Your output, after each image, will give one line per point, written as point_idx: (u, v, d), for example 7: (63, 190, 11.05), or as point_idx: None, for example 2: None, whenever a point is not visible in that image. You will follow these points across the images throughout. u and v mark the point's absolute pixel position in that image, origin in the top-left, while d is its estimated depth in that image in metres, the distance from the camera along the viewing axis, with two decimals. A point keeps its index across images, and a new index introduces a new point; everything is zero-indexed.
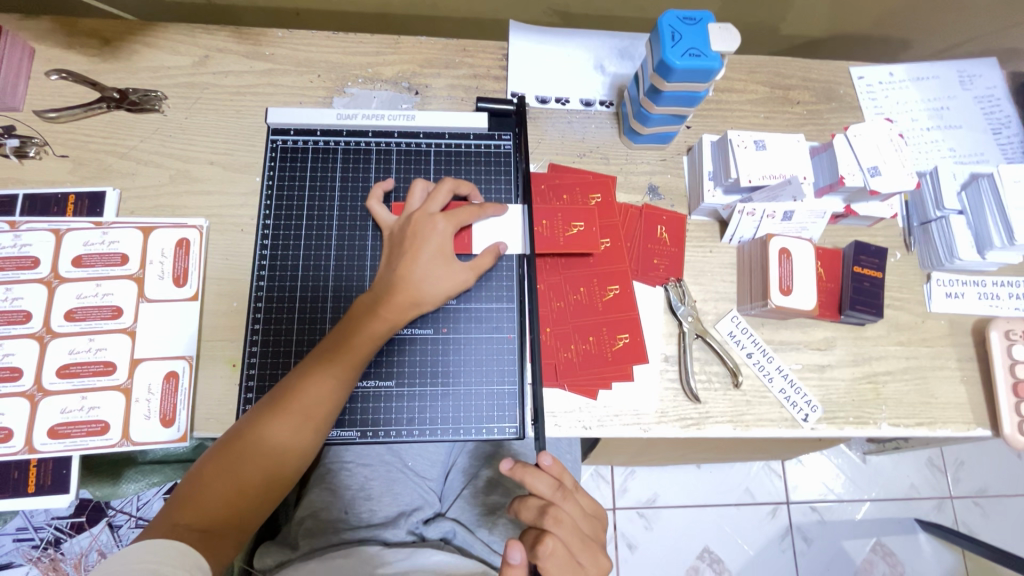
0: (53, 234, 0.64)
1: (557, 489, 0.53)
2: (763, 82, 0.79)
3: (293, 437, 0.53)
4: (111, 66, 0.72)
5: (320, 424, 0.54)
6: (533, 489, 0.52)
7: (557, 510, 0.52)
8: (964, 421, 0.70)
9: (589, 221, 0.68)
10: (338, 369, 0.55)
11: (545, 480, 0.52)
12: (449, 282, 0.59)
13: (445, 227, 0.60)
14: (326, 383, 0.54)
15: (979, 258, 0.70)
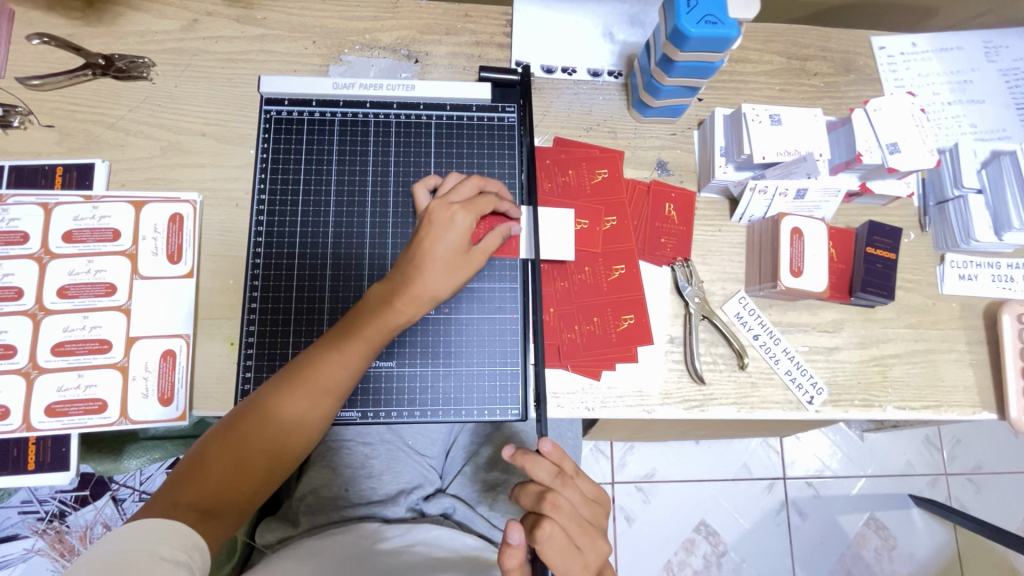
0: (41, 208, 0.62)
1: (558, 475, 0.52)
2: (780, 52, 0.76)
3: (298, 421, 0.53)
4: (95, 29, 0.69)
5: (325, 411, 0.54)
6: (535, 475, 0.51)
7: (558, 497, 0.51)
8: (970, 404, 0.69)
9: (595, 219, 0.68)
10: (352, 355, 0.53)
11: (545, 466, 0.52)
12: (455, 276, 0.56)
13: (464, 219, 0.56)
14: (340, 367, 0.53)
15: (996, 239, 0.68)
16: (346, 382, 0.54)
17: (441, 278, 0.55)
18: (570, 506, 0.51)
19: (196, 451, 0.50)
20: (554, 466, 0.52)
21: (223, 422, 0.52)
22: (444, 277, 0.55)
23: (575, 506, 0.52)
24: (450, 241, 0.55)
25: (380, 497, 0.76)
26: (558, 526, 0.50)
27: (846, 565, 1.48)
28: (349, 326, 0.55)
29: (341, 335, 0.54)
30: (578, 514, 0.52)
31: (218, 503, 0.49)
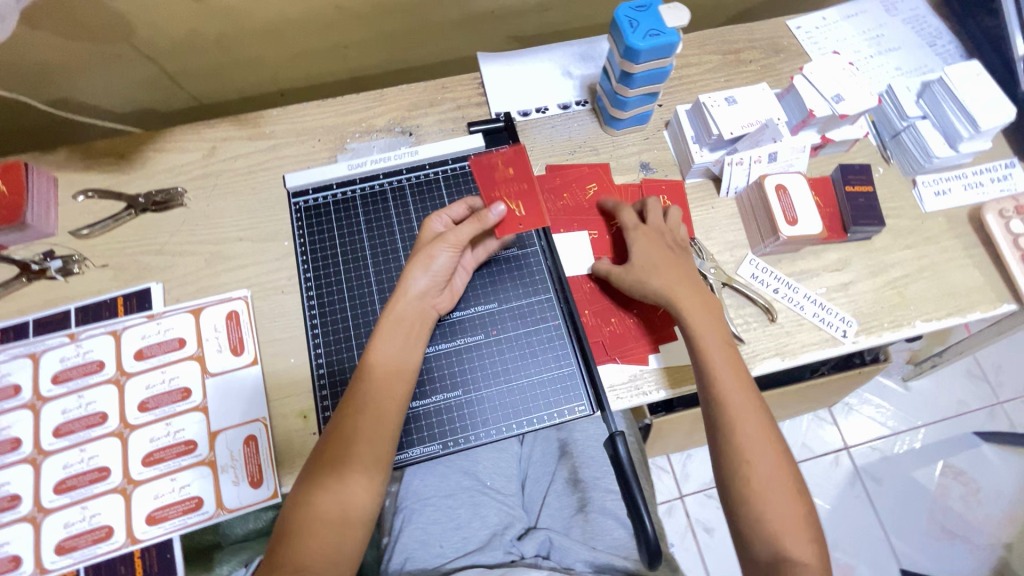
0: (111, 336, 0.68)
1: (672, 263, 0.66)
2: (715, 51, 0.87)
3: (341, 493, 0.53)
4: (130, 176, 0.78)
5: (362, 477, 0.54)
6: (646, 276, 0.65)
7: (671, 278, 0.65)
8: (989, 302, 0.74)
9: (603, 225, 0.75)
10: (358, 471, 0.54)
11: (657, 246, 0.67)
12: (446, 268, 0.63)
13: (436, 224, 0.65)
14: (359, 474, 0.54)
15: (953, 151, 0.76)
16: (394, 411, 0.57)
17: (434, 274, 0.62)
18: (678, 285, 0.64)
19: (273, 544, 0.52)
20: (665, 258, 0.66)
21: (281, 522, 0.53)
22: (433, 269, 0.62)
23: (687, 282, 0.65)
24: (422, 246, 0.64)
25: (474, 544, 0.77)
26: (682, 299, 0.63)
27: (938, 521, 1.44)
28: (323, 454, 0.55)
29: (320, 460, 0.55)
30: (693, 288, 0.65)
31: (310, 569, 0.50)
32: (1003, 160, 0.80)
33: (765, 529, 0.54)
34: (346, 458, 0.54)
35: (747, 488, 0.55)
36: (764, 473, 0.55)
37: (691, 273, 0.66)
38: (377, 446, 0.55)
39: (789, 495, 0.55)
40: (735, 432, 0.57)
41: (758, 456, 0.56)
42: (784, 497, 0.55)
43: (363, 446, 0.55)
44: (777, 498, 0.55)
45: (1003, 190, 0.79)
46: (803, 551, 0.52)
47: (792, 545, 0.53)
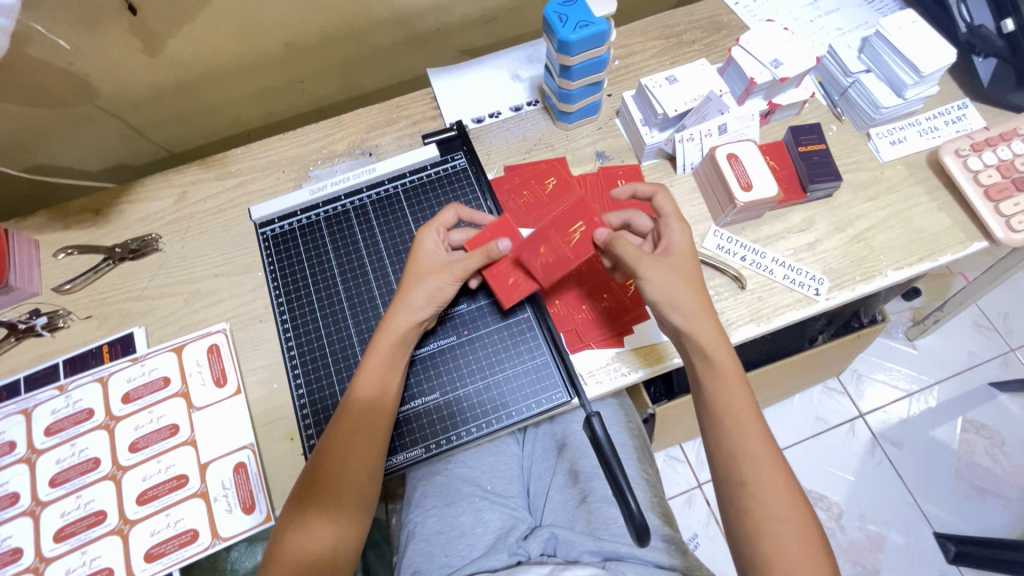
0: (98, 383, 0.69)
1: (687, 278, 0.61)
2: (657, 37, 0.89)
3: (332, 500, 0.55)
4: (107, 229, 0.81)
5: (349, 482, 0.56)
6: (662, 290, 0.60)
7: (681, 294, 0.60)
8: (960, 242, 0.73)
9: None
10: (347, 474, 0.56)
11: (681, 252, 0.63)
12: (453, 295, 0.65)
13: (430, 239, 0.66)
14: (349, 478, 0.56)
15: (901, 100, 0.77)
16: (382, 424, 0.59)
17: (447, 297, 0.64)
18: (693, 306, 0.60)
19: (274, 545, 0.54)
20: (686, 268, 0.62)
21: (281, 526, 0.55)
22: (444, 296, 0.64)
23: (703, 306, 0.60)
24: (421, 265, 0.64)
25: (479, 550, 0.76)
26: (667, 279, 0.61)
27: (966, 478, 1.40)
28: (311, 483, 0.56)
29: (302, 497, 0.56)
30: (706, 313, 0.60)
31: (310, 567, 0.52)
32: (954, 102, 0.81)
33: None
34: (335, 464, 0.56)
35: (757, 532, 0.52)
36: (778, 515, 0.52)
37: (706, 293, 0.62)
38: (362, 480, 0.56)
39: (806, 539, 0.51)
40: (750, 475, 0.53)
41: (771, 502, 0.52)
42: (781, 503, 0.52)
43: (350, 452, 0.56)
44: (792, 542, 0.51)
45: (959, 131, 0.79)
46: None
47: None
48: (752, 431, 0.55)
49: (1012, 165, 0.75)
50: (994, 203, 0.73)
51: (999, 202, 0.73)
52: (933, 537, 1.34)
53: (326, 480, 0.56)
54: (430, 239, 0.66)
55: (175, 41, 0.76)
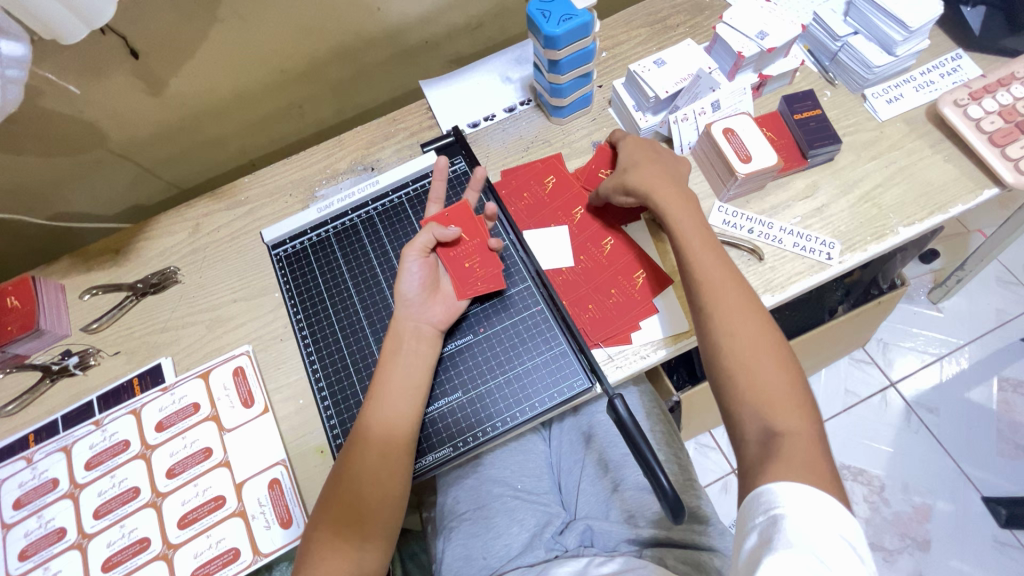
0: (131, 415, 0.71)
1: (656, 161, 0.71)
2: (642, 25, 0.90)
3: (362, 497, 0.57)
4: (128, 266, 0.83)
5: (375, 478, 0.58)
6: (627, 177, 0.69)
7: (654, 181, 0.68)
8: (970, 191, 0.72)
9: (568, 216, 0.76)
10: (374, 473, 0.58)
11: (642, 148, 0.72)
12: (422, 273, 0.67)
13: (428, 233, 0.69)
14: (377, 476, 0.58)
15: (892, 57, 0.77)
16: (409, 426, 0.61)
17: (414, 280, 0.67)
18: (657, 185, 0.68)
19: (306, 540, 0.57)
20: (648, 157, 0.71)
21: (311, 526, 0.58)
22: (411, 275, 0.67)
23: (665, 181, 0.69)
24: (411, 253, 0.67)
25: (517, 549, 0.76)
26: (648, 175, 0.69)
27: (1008, 438, 1.37)
28: (340, 481, 0.58)
29: (330, 503, 0.58)
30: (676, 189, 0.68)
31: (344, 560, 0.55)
32: (948, 54, 0.81)
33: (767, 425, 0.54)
34: (360, 464, 0.58)
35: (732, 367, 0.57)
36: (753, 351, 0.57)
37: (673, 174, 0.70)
38: (389, 475, 0.58)
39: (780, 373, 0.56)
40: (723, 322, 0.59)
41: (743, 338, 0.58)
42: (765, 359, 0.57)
43: (374, 451, 0.59)
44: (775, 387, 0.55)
45: (956, 82, 0.78)
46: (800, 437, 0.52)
47: (782, 420, 0.53)
48: (721, 282, 0.61)
49: (1014, 109, 0.74)
50: (1000, 149, 0.72)
51: (1005, 147, 0.72)
52: (982, 502, 1.31)
53: (353, 478, 0.58)
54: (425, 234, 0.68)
55: (177, 80, 0.79)
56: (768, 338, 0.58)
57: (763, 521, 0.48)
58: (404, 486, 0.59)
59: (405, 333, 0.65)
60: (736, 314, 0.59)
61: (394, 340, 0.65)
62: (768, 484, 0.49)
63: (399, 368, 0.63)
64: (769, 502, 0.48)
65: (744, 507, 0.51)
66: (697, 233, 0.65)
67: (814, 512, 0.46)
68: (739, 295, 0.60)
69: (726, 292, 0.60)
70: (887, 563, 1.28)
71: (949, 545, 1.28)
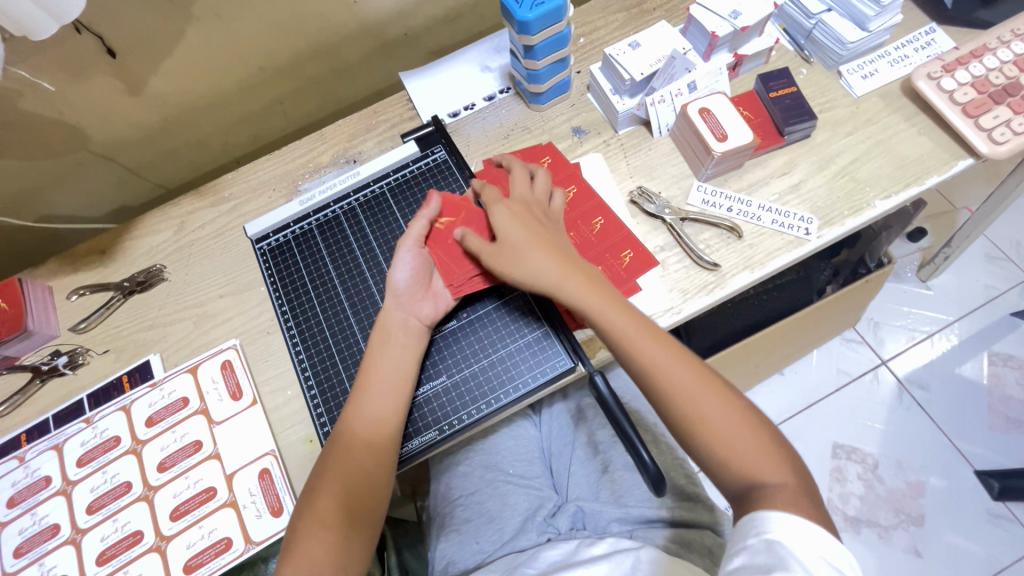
0: (122, 411, 0.72)
1: (543, 244, 0.63)
2: (619, 9, 0.90)
3: (347, 483, 0.58)
4: (114, 265, 0.84)
5: (362, 465, 0.59)
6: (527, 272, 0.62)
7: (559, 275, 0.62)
8: (946, 162, 0.73)
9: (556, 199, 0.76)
10: (359, 459, 0.59)
11: (519, 229, 0.64)
12: (414, 265, 0.67)
13: (419, 224, 0.69)
14: (363, 462, 0.59)
15: (866, 33, 0.77)
16: (394, 411, 0.61)
17: (405, 270, 0.67)
18: (561, 277, 0.61)
19: (293, 528, 0.57)
20: (531, 239, 0.64)
21: (298, 514, 0.58)
22: (402, 265, 0.67)
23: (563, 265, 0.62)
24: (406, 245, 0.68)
25: (509, 533, 0.77)
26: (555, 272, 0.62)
27: (999, 412, 1.38)
28: (327, 468, 0.59)
29: (318, 489, 0.58)
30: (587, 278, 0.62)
31: (332, 545, 0.56)
32: (922, 28, 0.81)
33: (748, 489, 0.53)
34: (346, 451, 0.59)
35: (719, 466, 0.54)
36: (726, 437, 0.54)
37: (570, 258, 0.63)
38: (375, 462, 0.59)
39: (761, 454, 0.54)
40: (694, 420, 0.55)
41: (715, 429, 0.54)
42: (742, 444, 0.54)
43: (359, 437, 0.60)
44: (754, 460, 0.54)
45: (930, 56, 0.79)
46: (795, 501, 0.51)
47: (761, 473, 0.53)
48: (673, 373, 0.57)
49: (986, 81, 0.74)
50: (973, 120, 0.73)
51: (978, 118, 0.72)
52: (975, 476, 1.32)
53: (339, 465, 0.59)
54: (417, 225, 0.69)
55: (156, 78, 0.80)
56: (738, 416, 0.55)
57: (755, 545, 0.49)
58: (389, 473, 0.60)
59: (389, 319, 0.65)
60: (699, 403, 0.55)
61: (378, 327, 0.65)
62: (762, 510, 0.50)
63: (384, 356, 0.64)
64: (760, 526, 0.49)
65: (734, 529, 0.52)
66: (637, 328, 0.59)
67: (805, 540, 0.48)
68: (696, 379, 0.56)
69: (679, 383, 0.56)
70: (882, 540, 1.29)
71: (943, 519, 1.29)
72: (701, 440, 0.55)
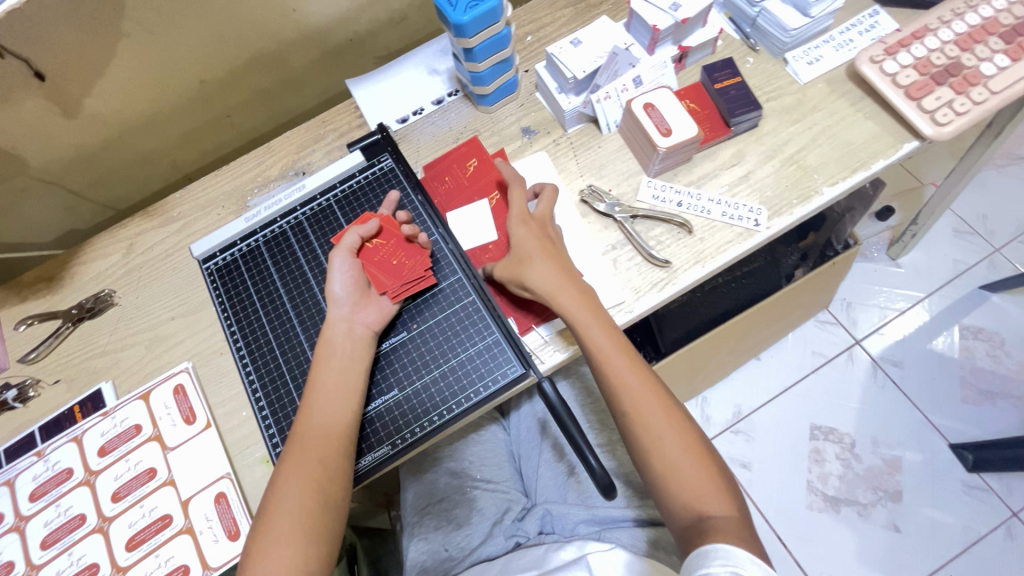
0: (73, 442, 0.70)
1: (549, 255, 0.66)
2: (566, 5, 0.89)
3: (300, 502, 0.57)
4: (63, 293, 0.82)
5: (314, 481, 0.58)
6: (526, 274, 0.64)
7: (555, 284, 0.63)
8: (892, 145, 0.73)
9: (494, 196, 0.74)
10: (311, 478, 0.58)
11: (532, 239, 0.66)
12: (351, 274, 0.67)
13: (352, 234, 0.68)
14: (314, 480, 0.58)
15: (808, 19, 0.77)
16: (343, 427, 0.60)
17: (340, 279, 0.67)
18: (558, 281, 0.63)
19: (246, 550, 0.56)
20: (540, 249, 0.66)
21: (250, 536, 0.57)
22: (338, 276, 0.66)
23: (564, 276, 0.64)
24: (338, 255, 0.67)
25: (478, 539, 0.77)
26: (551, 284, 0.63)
27: (971, 384, 1.40)
28: (278, 488, 0.58)
29: (270, 510, 0.57)
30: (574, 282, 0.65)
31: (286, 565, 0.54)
32: (866, 11, 0.81)
33: (683, 484, 0.56)
34: (297, 469, 0.58)
35: (649, 454, 0.58)
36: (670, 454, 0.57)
37: (570, 266, 0.66)
38: (328, 478, 0.58)
39: (697, 459, 0.57)
40: (639, 422, 0.59)
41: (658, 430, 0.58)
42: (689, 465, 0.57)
43: (311, 454, 0.59)
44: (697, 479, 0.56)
45: (874, 39, 0.79)
46: (724, 508, 0.54)
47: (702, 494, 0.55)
48: (634, 384, 0.60)
49: (928, 61, 0.74)
50: (917, 102, 0.73)
51: (921, 100, 0.72)
52: (949, 449, 1.34)
53: (290, 484, 0.58)
54: (350, 235, 0.68)
55: (91, 99, 0.78)
56: (683, 428, 0.59)
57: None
58: (343, 488, 0.59)
59: (336, 335, 0.64)
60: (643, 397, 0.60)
61: (325, 344, 0.64)
62: (724, 543, 0.50)
63: (333, 373, 0.62)
64: (727, 557, 0.49)
65: (690, 561, 0.51)
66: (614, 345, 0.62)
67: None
68: (651, 389, 0.60)
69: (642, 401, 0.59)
70: (862, 517, 1.31)
71: (920, 493, 1.31)
72: (642, 443, 0.58)
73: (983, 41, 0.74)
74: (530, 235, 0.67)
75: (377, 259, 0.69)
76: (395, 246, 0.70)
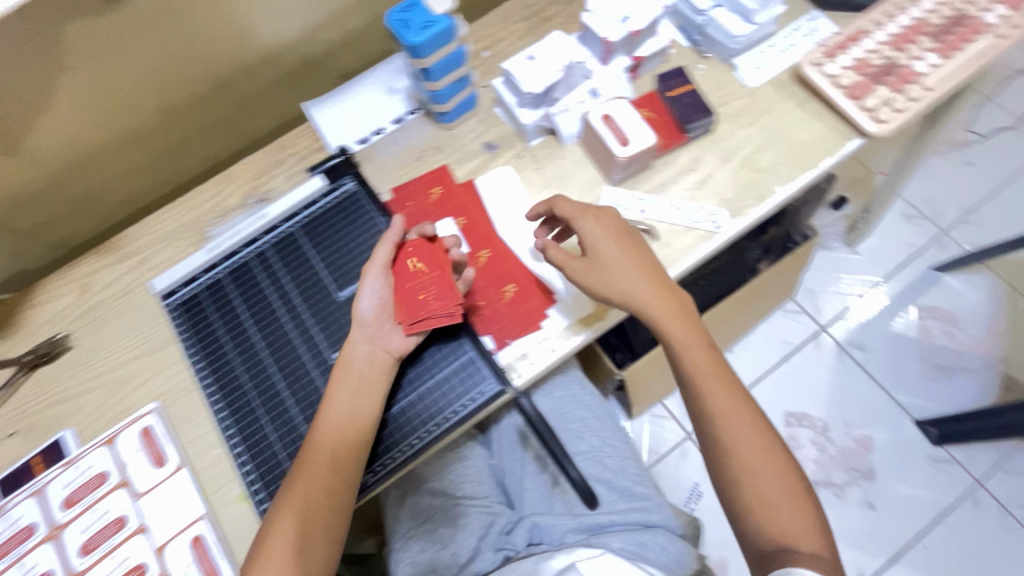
0: (34, 496, 0.67)
1: (634, 260, 0.67)
2: (519, 19, 0.90)
3: (295, 542, 0.57)
4: (14, 339, 0.78)
5: (308, 520, 0.57)
6: (616, 285, 0.66)
7: (646, 296, 0.66)
8: (837, 143, 0.76)
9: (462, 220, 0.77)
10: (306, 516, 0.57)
11: (610, 242, 0.67)
12: (381, 292, 0.66)
13: (384, 248, 0.67)
14: (311, 518, 0.58)
15: (752, 25, 0.79)
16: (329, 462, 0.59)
17: (370, 299, 0.66)
18: (649, 290, 0.66)
19: None
20: (621, 254, 0.67)
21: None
22: (368, 292, 0.66)
23: (653, 281, 0.67)
24: (369, 272, 0.66)
25: (466, 555, 0.76)
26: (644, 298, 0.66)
27: (930, 361, 1.46)
28: (270, 529, 0.57)
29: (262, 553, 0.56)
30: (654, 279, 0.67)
31: None
32: (805, 15, 0.84)
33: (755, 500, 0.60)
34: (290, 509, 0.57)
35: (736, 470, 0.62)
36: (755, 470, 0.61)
37: (653, 268, 0.68)
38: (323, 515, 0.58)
39: (774, 466, 0.61)
40: (724, 434, 0.63)
41: (736, 436, 0.62)
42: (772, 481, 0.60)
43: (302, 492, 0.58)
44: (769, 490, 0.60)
45: (815, 41, 0.82)
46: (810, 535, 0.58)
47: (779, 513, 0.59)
48: (716, 398, 0.64)
49: (866, 62, 0.78)
50: (858, 101, 0.76)
51: (862, 99, 0.76)
52: (914, 425, 1.40)
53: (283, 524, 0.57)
54: (382, 250, 0.67)
55: (33, 135, 0.74)
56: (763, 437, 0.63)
57: None
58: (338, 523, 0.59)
59: None
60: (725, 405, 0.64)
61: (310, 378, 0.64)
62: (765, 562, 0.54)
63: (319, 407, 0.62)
64: None
65: None
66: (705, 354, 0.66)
67: None
68: (733, 400, 0.64)
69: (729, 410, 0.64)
70: (838, 498, 1.35)
71: (890, 470, 1.37)
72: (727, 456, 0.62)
73: (914, 41, 0.78)
74: (609, 242, 0.67)
75: (404, 283, 0.66)
76: (426, 275, 0.66)
